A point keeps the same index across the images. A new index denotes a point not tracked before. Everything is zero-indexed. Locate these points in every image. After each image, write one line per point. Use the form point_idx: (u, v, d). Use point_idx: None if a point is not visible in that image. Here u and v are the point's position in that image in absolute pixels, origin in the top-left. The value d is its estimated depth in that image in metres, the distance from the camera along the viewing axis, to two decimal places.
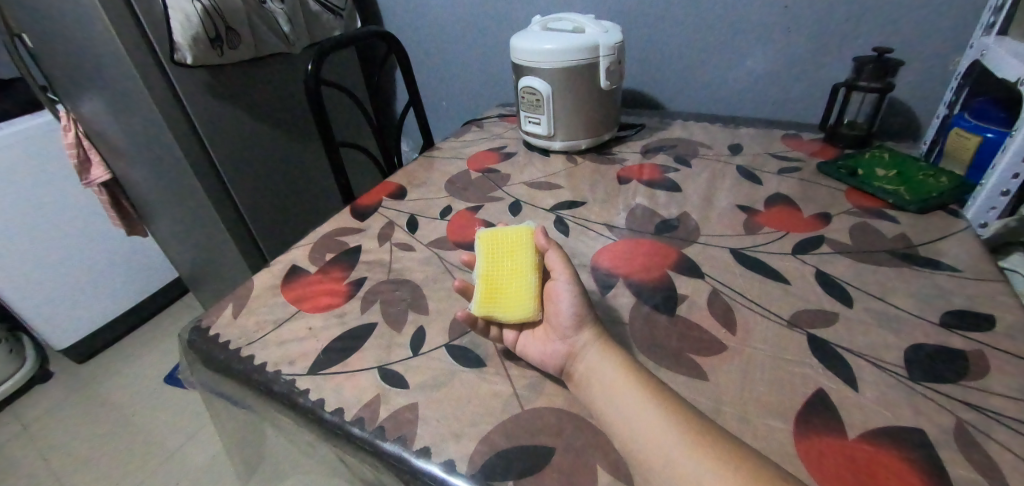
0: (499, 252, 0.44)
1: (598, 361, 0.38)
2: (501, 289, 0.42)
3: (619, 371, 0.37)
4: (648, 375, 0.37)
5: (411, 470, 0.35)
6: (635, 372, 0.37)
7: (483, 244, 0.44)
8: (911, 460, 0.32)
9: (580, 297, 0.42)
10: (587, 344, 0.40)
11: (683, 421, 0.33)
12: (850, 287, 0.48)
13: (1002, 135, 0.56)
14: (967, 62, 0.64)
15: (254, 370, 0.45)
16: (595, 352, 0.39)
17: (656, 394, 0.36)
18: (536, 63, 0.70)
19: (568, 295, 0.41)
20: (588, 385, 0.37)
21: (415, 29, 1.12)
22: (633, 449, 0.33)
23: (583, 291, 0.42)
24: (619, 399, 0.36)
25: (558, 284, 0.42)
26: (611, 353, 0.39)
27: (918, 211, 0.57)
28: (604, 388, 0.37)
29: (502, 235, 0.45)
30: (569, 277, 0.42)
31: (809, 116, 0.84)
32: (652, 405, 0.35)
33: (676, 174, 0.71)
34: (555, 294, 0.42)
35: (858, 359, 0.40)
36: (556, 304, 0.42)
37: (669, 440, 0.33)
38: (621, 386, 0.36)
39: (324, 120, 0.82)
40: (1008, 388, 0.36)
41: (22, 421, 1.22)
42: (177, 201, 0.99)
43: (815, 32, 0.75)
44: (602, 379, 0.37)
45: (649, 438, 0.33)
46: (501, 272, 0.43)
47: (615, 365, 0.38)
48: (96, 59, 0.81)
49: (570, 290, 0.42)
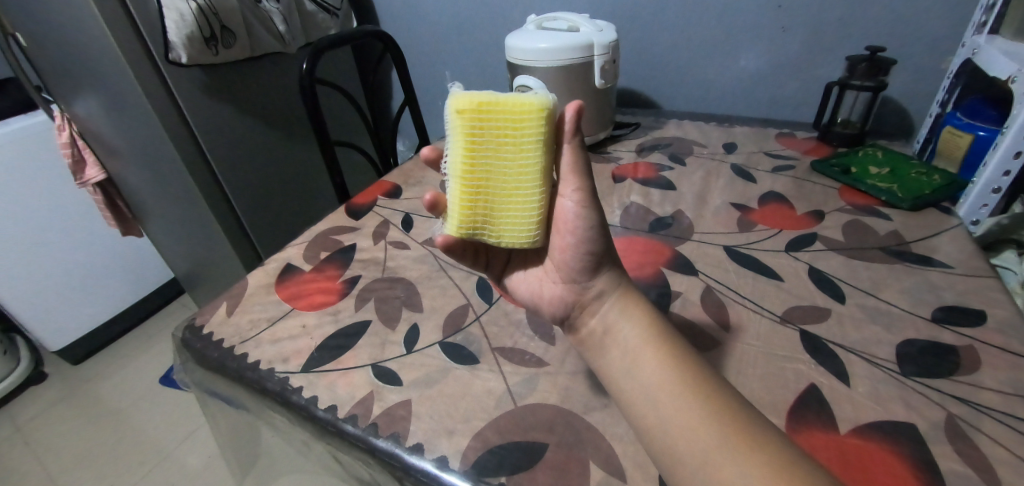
0: (489, 140, 0.32)
1: (617, 320, 0.34)
2: (492, 197, 0.33)
3: (647, 339, 0.33)
4: (685, 352, 0.32)
5: (403, 466, 0.35)
6: (666, 343, 0.32)
7: (466, 125, 0.32)
8: (901, 454, 0.32)
9: (596, 230, 0.34)
10: (605, 293, 0.35)
11: (727, 415, 0.28)
12: (843, 284, 0.48)
13: (993, 133, 0.57)
14: (959, 61, 0.64)
15: (247, 368, 0.45)
16: (613, 307, 0.35)
17: (693, 377, 0.30)
18: (531, 62, 0.70)
19: (577, 224, 0.34)
20: (606, 351, 0.34)
21: (411, 29, 1.12)
22: (659, 440, 0.29)
23: (600, 219, 0.34)
24: (644, 375, 0.31)
25: (566, 206, 0.34)
26: (634, 308, 0.35)
27: (910, 208, 0.57)
28: (624, 357, 0.33)
29: (497, 111, 0.31)
30: (580, 199, 0.34)
31: (802, 115, 0.84)
32: (686, 389, 0.30)
33: (670, 172, 0.71)
34: (561, 220, 0.35)
35: (849, 354, 0.40)
36: (563, 234, 0.35)
37: (705, 434, 0.28)
38: (648, 359, 0.32)
39: (319, 119, 0.82)
40: (999, 383, 0.36)
41: (16, 423, 1.21)
42: (172, 201, 0.99)
43: (809, 31, 0.76)
44: (623, 345, 0.33)
45: (682, 429, 0.28)
46: (491, 173, 0.33)
47: (642, 331, 0.33)
48: (90, 58, 0.80)
49: (581, 220, 0.34)
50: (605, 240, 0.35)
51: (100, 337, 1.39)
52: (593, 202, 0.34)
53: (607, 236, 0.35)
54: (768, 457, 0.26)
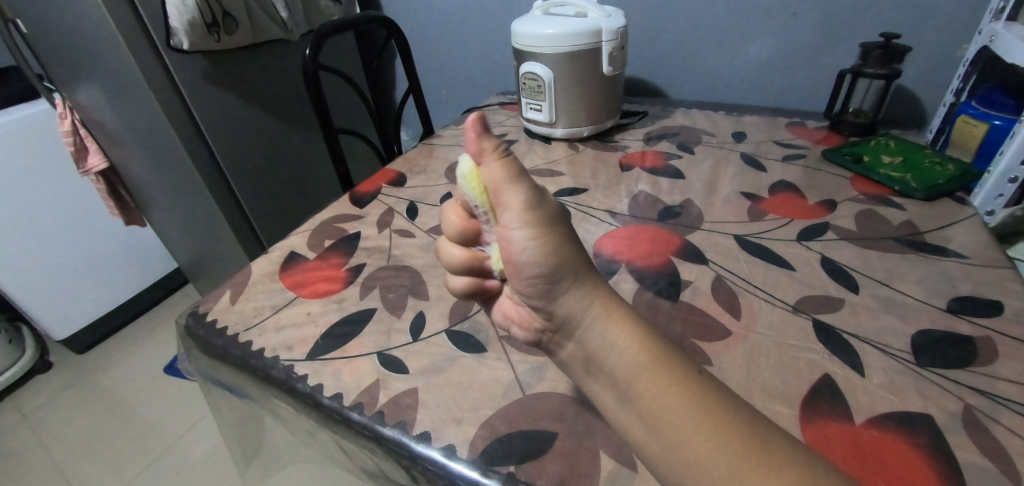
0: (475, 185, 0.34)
1: (601, 342, 0.30)
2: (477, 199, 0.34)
3: (638, 366, 0.29)
4: (691, 377, 0.28)
5: (411, 455, 0.35)
6: (664, 368, 0.29)
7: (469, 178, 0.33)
8: (919, 445, 0.32)
9: (540, 245, 0.31)
10: (575, 315, 0.31)
11: (740, 444, 0.25)
12: (856, 273, 0.47)
13: (1010, 122, 0.55)
14: (974, 48, 0.62)
15: (251, 356, 0.44)
16: (593, 326, 0.30)
17: (697, 402, 0.27)
18: (537, 48, 0.69)
19: (517, 250, 0.31)
20: (595, 376, 0.31)
21: (416, 16, 1.10)
22: (664, 471, 0.27)
23: (545, 237, 0.31)
24: (639, 405, 0.29)
25: (505, 233, 0.31)
26: (619, 324, 0.30)
27: (924, 198, 0.56)
28: (616, 386, 0.30)
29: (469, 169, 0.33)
30: (519, 222, 0.31)
31: (813, 104, 0.82)
32: (691, 420, 0.27)
33: (678, 160, 0.71)
34: (506, 250, 0.32)
35: (863, 345, 0.40)
36: (509, 259, 0.32)
37: (713, 466, 0.25)
38: (641, 389, 0.29)
39: (323, 105, 0.81)
40: (1017, 373, 0.36)
41: (22, 411, 1.22)
42: (174, 189, 0.98)
43: (821, 19, 0.74)
44: (612, 371, 0.30)
45: (689, 462, 0.26)
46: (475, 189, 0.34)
47: (632, 355, 0.29)
48: (90, 43, 0.79)
49: (523, 242, 0.31)
50: (562, 255, 0.31)
51: (103, 327, 1.39)
52: (533, 222, 0.31)
53: (565, 249, 0.31)
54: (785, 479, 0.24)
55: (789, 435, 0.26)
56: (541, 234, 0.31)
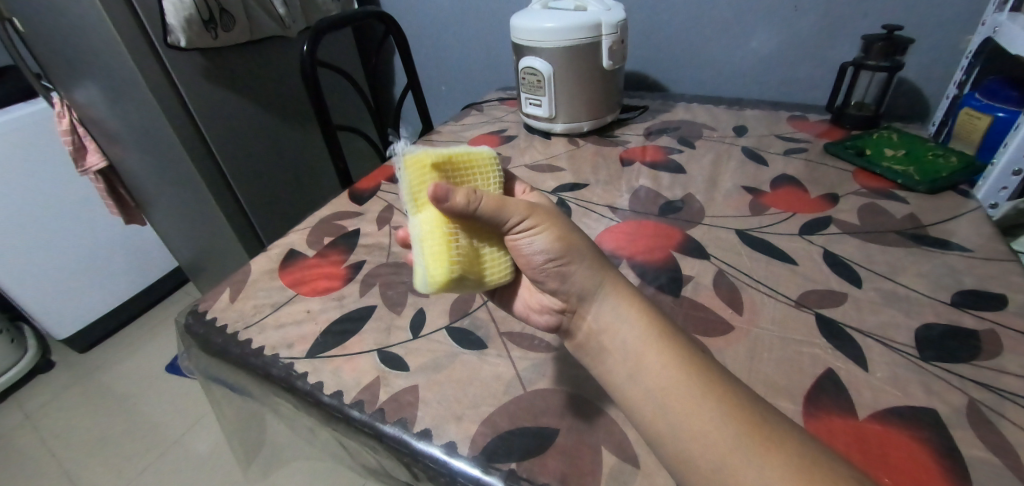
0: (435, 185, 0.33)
1: (612, 320, 0.31)
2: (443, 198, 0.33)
3: (647, 341, 0.29)
4: (696, 356, 0.29)
5: (411, 452, 0.35)
6: (672, 346, 0.29)
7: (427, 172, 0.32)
8: (923, 440, 0.32)
9: (548, 234, 0.31)
10: (588, 295, 0.31)
11: (742, 415, 0.26)
12: (859, 267, 0.47)
13: (1014, 114, 0.54)
14: (978, 40, 0.62)
15: (251, 354, 0.44)
16: (605, 308, 0.31)
17: (703, 375, 0.28)
18: (536, 42, 0.68)
19: (526, 242, 0.31)
20: (605, 355, 0.31)
21: (414, 12, 1.10)
22: (669, 447, 0.27)
23: (551, 226, 0.31)
24: (648, 379, 0.28)
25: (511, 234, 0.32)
26: (628, 305, 0.31)
27: (927, 191, 0.55)
28: (626, 361, 0.29)
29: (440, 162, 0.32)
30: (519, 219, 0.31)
31: (815, 96, 0.82)
32: (697, 392, 0.27)
33: (679, 155, 0.70)
34: (516, 251, 0.32)
35: (866, 339, 0.39)
36: (519, 253, 0.32)
37: (717, 438, 0.25)
38: (649, 364, 0.29)
39: (320, 101, 0.80)
40: (1021, 367, 0.35)
41: (25, 411, 1.22)
42: (173, 186, 0.98)
43: (823, 11, 0.73)
44: (621, 350, 0.30)
45: (693, 436, 0.26)
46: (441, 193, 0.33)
47: (641, 332, 0.30)
48: (87, 41, 0.79)
49: (530, 235, 0.31)
50: (572, 239, 0.32)
51: (104, 327, 1.39)
52: (538, 216, 0.31)
53: (571, 233, 0.32)
54: (785, 453, 0.24)
55: (787, 417, 0.26)
56: (547, 225, 0.31)
